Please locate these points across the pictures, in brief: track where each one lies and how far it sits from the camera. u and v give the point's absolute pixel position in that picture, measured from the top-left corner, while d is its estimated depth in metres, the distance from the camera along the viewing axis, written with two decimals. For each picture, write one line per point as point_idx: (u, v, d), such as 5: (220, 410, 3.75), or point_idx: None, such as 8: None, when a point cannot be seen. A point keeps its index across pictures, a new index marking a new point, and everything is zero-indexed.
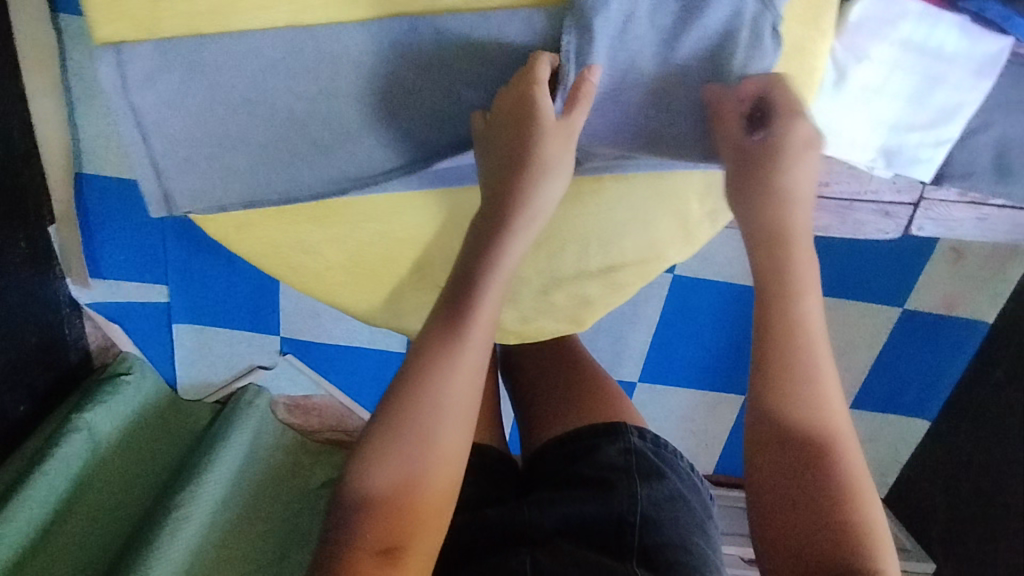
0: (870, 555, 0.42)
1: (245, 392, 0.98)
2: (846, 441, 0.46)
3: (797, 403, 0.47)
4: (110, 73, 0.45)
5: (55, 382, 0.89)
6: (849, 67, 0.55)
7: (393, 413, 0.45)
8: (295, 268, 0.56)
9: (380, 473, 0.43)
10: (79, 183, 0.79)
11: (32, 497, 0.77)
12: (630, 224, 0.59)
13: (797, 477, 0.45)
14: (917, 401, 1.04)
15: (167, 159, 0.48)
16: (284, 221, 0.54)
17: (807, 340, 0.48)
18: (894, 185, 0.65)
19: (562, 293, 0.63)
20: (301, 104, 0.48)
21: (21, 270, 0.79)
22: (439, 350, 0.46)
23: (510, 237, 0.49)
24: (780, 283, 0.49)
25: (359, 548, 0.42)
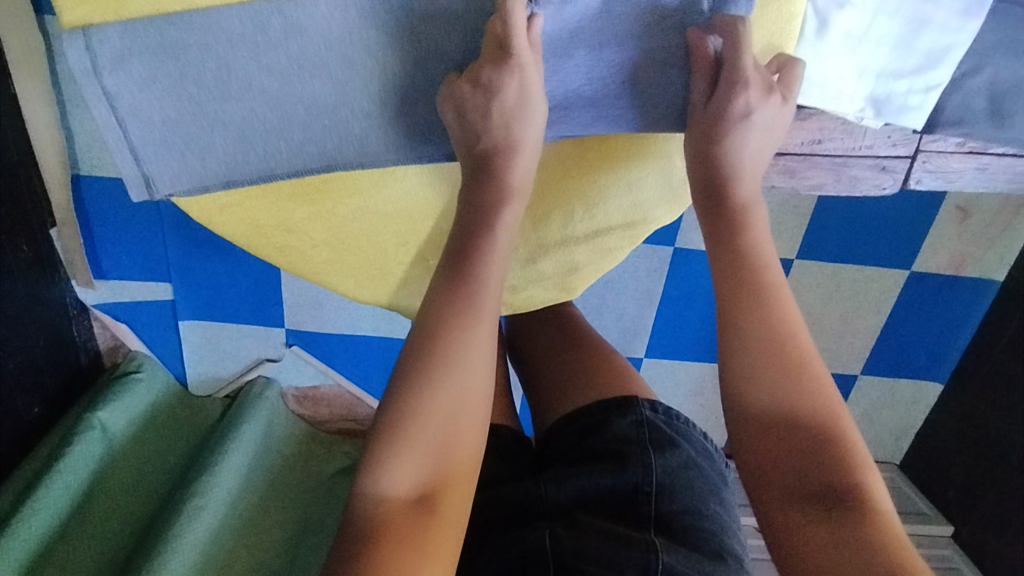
0: (850, 471, 0.43)
1: (255, 384, 0.99)
2: (821, 375, 0.46)
3: (761, 333, 0.47)
4: (80, 56, 0.45)
5: (66, 383, 0.90)
6: (831, 14, 0.54)
7: (410, 379, 0.44)
8: (280, 249, 0.56)
9: (404, 441, 0.42)
10: (78, 185, 0.80)
11: (49, 494, 0.78)
12: (612, 188, 0.60)
13: (775, 402, 0.45)
14: (928, 364, 1.03)
15: (145, 143, 0.49)
16: (267, 201, 0.54)
17: (774, 289, 0.49)
18: (889, 138, 0.63)
19: (550, 260, 0.62)
20: (272, 79, 0.48)
21: (25, 273, 0.79)
22: (436, 325, 0.46)
23: (508, 202, 0.50)
24: (738, 254, 0.50)
25: (393, 495, 0.41)
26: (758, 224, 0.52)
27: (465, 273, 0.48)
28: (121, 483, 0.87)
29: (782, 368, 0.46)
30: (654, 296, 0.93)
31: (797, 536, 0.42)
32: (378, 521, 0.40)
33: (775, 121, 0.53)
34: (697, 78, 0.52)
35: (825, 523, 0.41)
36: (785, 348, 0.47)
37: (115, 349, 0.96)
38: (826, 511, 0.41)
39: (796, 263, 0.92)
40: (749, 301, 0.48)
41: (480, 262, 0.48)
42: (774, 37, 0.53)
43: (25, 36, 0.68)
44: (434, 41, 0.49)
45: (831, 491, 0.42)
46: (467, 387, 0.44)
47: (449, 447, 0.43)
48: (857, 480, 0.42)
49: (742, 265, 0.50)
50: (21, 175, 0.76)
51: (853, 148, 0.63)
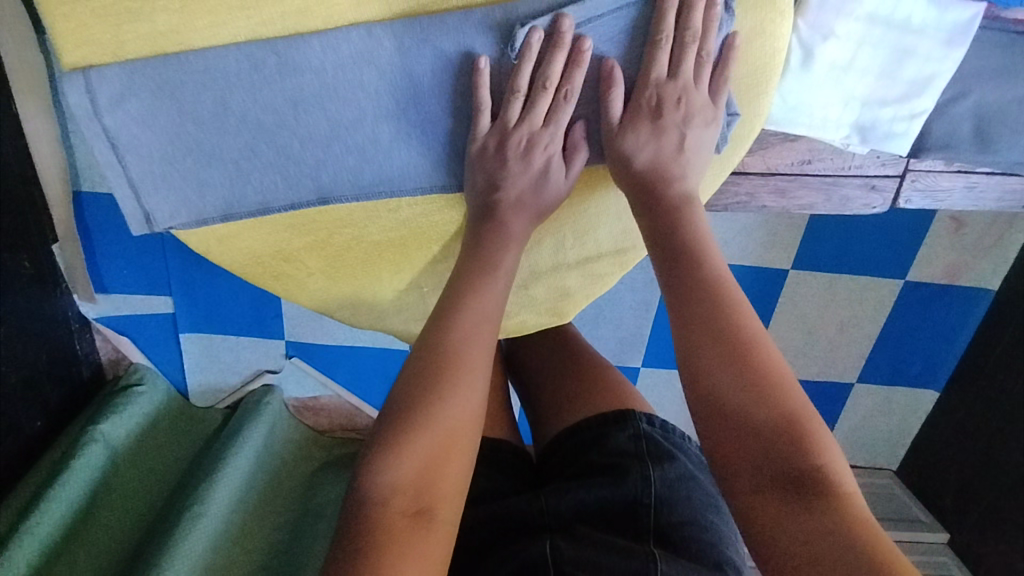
0: (812, 453, 0.42)
1: (254, 394, 1.00)
2: (771, 355, 0.45)
3: (709, 328, 0.46)
4: (81, 97, 0.46)
5: (69, 397, 0.91)
6: (815, 46, 0.55)
7: (410, 391, 0.46)
8: (279, 277, 0.58)
9: (415, 443, 0.44)
10: (79, 201, 0.82)
11: (53, 506, 0.79)
12: (603, 215, 0.61)
13: (738, 392, 0.44)
14: (924, 372, 1.03)
15: (144, 178, 0.50)
16: (263, 232, 0.55)
17: (719, 280, 0.49)
18: (878, 159, 0.63)
19: (541, 286, 0.63)
20: (268, 116, 0.49)
21: (28, 289, 0.80)
22: (441, 335, 0.49)
23: (509, 246, 0.54)
24: (681, 249, 0.51)
25: (392, 506, 0.42)
26: (694, 215, 0.53)
27: (456, 305, 0.51)
28: (124, 491, 0.88)
29: (733, 354, 0.45)
30: (651, 307, 0.94)
31: (766, 526, 0.41)
32: (378, 530, 0.41)
33: (704, 141, 0.55)
34: (648, 113, 0.53)
35: (793, 512, 0.41)
36: (743, 340, 0.46)
37: (117, 362, 0.96)
38: (793, 498, 0.41)
39: (792, 273, 0.93)
40: (693, 294, 0.48)
41: (478, 289, 0.52)
42: (758, 70, 0.55)
43: (26, 55, 0.66)
44: (427, 73, 0.50)
45: (797, 480, 0.41)
46: (462, 406, 0.46)
47: (447, 458, 0.44)
48: (820, 462, 0.42)
49: (680, 265, 0.50)
50: (22, 194, 0.78)
51: (843, 168, 0.63)
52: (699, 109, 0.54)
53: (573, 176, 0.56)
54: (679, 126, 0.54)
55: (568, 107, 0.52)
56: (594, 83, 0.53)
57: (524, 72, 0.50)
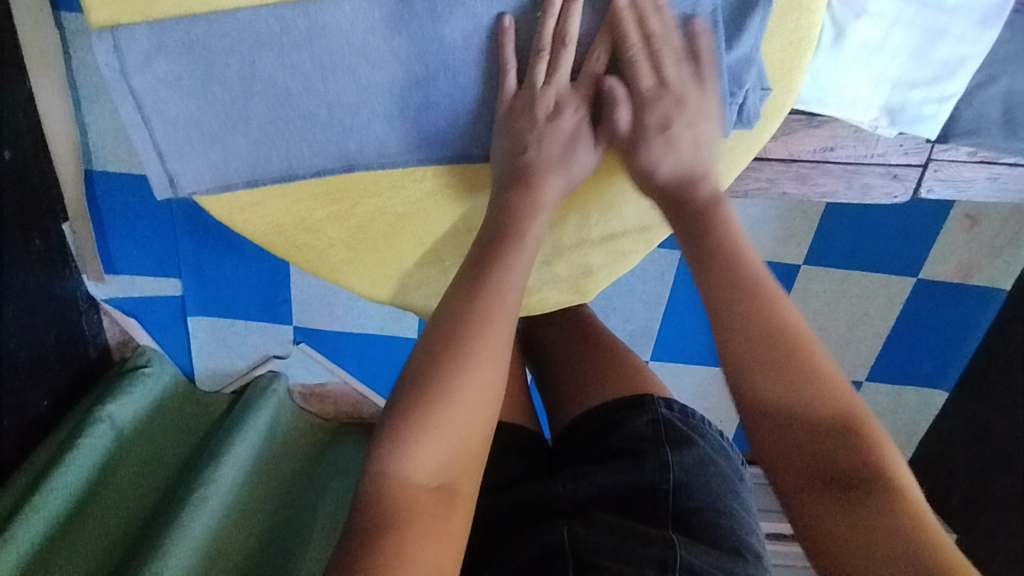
0: (864, 451, 0.44)
1: (261, 378, 1.00)
2: (817, 354, 0.47)
3: (754, 329, 0.48)
4: (107, 55, 0.45)
5: (76, 377, 0.91)
6: (848, 24, 0.54)
7: (437, 368, 0.46)
8: (300, 248, 0.58)
9: (444, 420, 0.45)
10: (90, 180, 0.82)
11: (59, 486, 0.79)
12: (629, 192, 0.60)
13: (783, 392, 0.46)
14: (933, 371, 1.03)
15: (169, 142, 0.49)
16: (286, 199, 0.55)
17: (760, 276, 0.50)
18: (901, 146, 0.63)
19: (564, 263, 0.63)
20: (296, 80, 0.49)
21: (38, 267, 0.81)
22: (464, 310, 0.49)
23: (536, 213, 0.53)
24: (723, 243, 0.52)
25: (414, 480, 0.43)
26: (729, 213, 0.54)
27: (484, 278, 0.50)
28: (129, 472, 0.88)
29: (780, 356, 0.47)
30: (662, 299, 0.93)
31: (822, 522, 0.43)
32: (401, 505, 0.42)
33: (711, 136, 0.54)
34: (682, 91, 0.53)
35: (849, 509, 0.42)
36: (784, 339, 0.47)
37: (124, 344, 0.96)
38: (847, 493, 0.43)
39: (803, 268, 0.92)
40: (737, 291, 0.49)
41: (506, 260, 0.51)
42: (795, 51, 0.54)
43: (43, 34, 0.70)
44: (452, 43, 0.50)
45: (845, 473, 0.44)
46: (487, 377, 0.47)
47: (466, 440, 0.45)
48: (872, 458, 0.44)
49: (721, 260, 0.51)
50: (33, 167, 0.77)
51: (865, 156, 0.63)
52: (692, 106, 0.53)
53: (601, 145, 0.55)
54: (721, 108, 0.54)
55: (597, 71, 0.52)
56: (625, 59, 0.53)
57: (548, 28, 0.49)
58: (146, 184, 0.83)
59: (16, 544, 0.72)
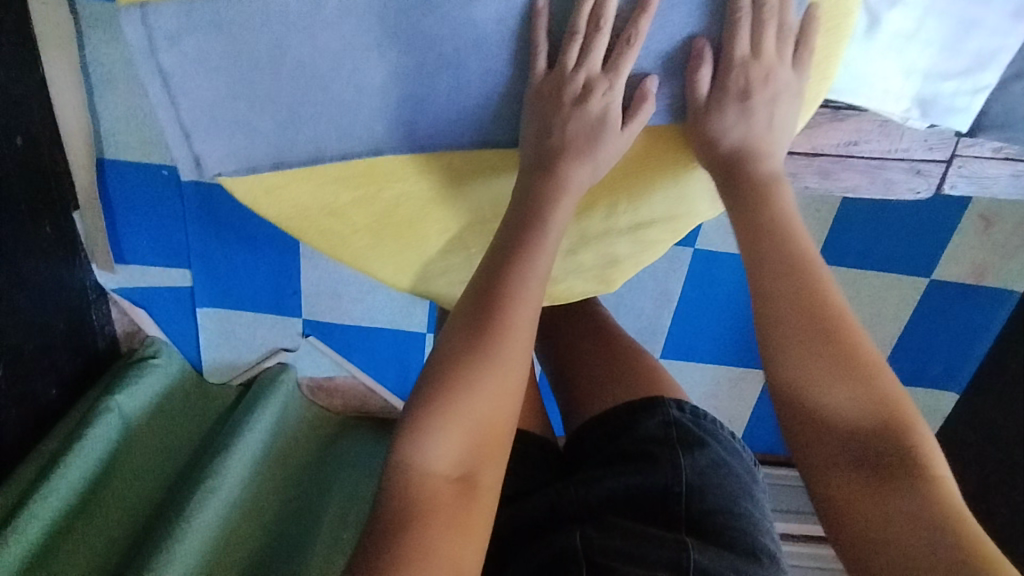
0: (902, 437, 0.45)
1: (269, 370, 0.99)
2: (863, 339, 0.48)
3: (799, 310, 0.49)
4: (136, 33, 0.46)
5: (84, 367, 0.90)
6: (882, 13, 0.54)
7: (460, 351, 0.46)
8: (325, 233, 0.59)
9: (464, 408, 0.45)
10: (102, 168, 0.81)
11: (67, 475, 0.78)
12: (658, 181, 0.60)
13: (826, 376, 0.47)
14: (944, 372, 1.02)
15: (195, 122, 0.50)
16: (310, 182, 0.55)
17: (810, 259, 0.52)
18: (926, 142, 0.63)
19: (590, 252, 0.64)
20: (324, 60, 0.48)
21: (49, 256, 0.80)
22: (491, 297, 0.49)
23: (560, 200, 0.53)
24: (774, 227, 0.53)
25: (434, 471, 0.43)
26: (782, 195, 0.55)
27: (504, 270, 0.50)
28: (136, 464, 0.87)
29: (825, 337, 0.48)
30: (673, 296, 0.93)
31: (852, 503, 0.44)
32: (420, 499, 0.42)
33: (787, 119, 0.55)
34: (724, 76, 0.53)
35: (882, 493, 0.44)
36: (833, 324, 0.49)
37: (132, 335, 0.96)
38: (881, 478, 0.44)
39: None
40: (781, 273, 0.51)
41: (530, 250, 0.51)
42: (833, 38, 0.54)
43: (57, 16, 0.69)
44: (478, 27, 0.49)
45: (879, 460, 0.44)
46: (510, 366, 0.47)
47: (485, 428, 0.45)
48: (910, 445, 0.45)
49: (769, 241, 0.52)
50: (44, 156, 0.77)
51: (889, 150, 0.64)
52: (779, 81, 0.53)
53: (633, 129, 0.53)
54: (773, 101, 0.54)
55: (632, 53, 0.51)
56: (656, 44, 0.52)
57: (581, 13, 0.49)
58: (160, 175, 0.82)
59: (22, 533, 0.72)
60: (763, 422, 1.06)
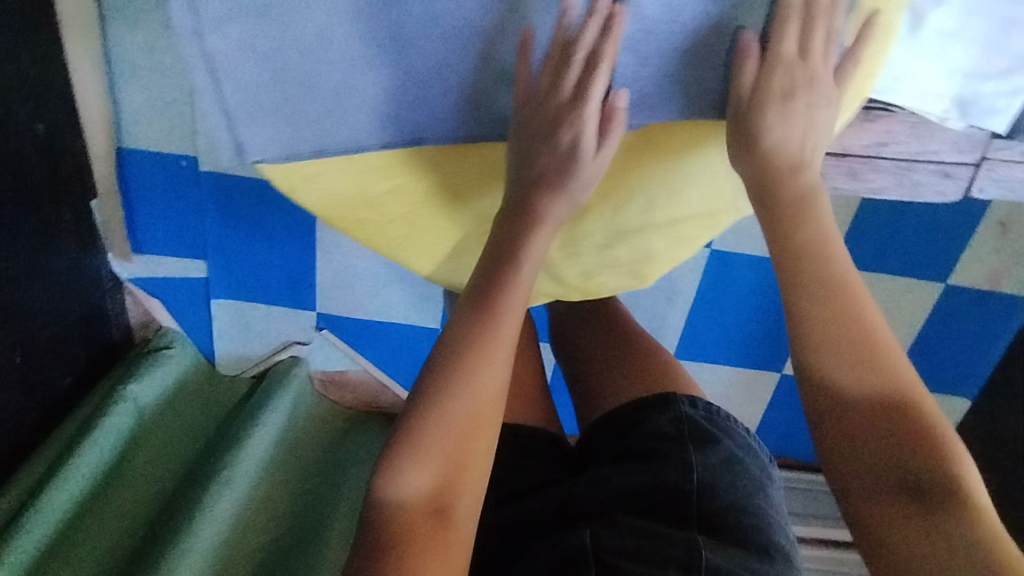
0: (944, 468, 0.47)
1: (282, 364, 0.99)
2: (903, 369, 0.50)
3: (843, 340, 0.51)
4: (185, 18, 0.48)
5: (98, 355, 0.90)
6: (925, 11, 0.54)
7: (442, 383, 0.49)
8: (364, 222, 0.59)
9: (438, 440, 0.47)
10: (120, 158, 0.81)
11: (83, 463, 0.78)
12: (697, 174, 0.60)
13: (869, 405, 0.49)
14: (958, 379, 1.02)
15: (238, 107, 0.51)
16: (350, 170, 0.55)
17: (848, 283, 0.53)
18: (957, 144, 0.64)
19: (625, 246, 0.63)
20: (366, 46, 0.50)
21: (67, 244, 0.80)
22: (479, 328, 0.50)
23: (534, 232, 0.54)
24: (807, 248, 0.53)
25: (411, 501, 0.46)
26: (820, 213, 0.55)
27: (492, 299, 0.52)
28: (151, 453, 0.87)
29: (869, 365, 0.50)
30: (689, 297, 0.93)
31: (887, 531, 0.47)
32: (400, 529, 0.45)
33: (824, 125, 0.54)
34: (746, 87, 0.52)
35: (921, 523, 0.46)
36: (878, 353, 0.51)
37: (146, 325, 0.96)
38: (922, 508, 0.46)
39: None
40: (825, 299, 0.52)
41: (512, 275, 0.53)
42: (877, 35, 0.53)
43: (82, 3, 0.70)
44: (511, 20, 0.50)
45: (920, 490, 0.46)
46: (486, 395, 0.49)
47: (462, 458, 0.48)
48: (951, 476, 0.46)
49: (810, 263, 0.53)
50: (66, 143, 0.77)
51: (919, 152, 0.64)
52: (817, 89, 0.53)
53: (605, 153, 0.54)
54: (810, 107, 0.53)
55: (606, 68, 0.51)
56: (632, 53, 0.52)
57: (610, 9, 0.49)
58: (178, 165, 0.82)
59: (42, 518, 0.72)
60: (774, 425, 1.06)
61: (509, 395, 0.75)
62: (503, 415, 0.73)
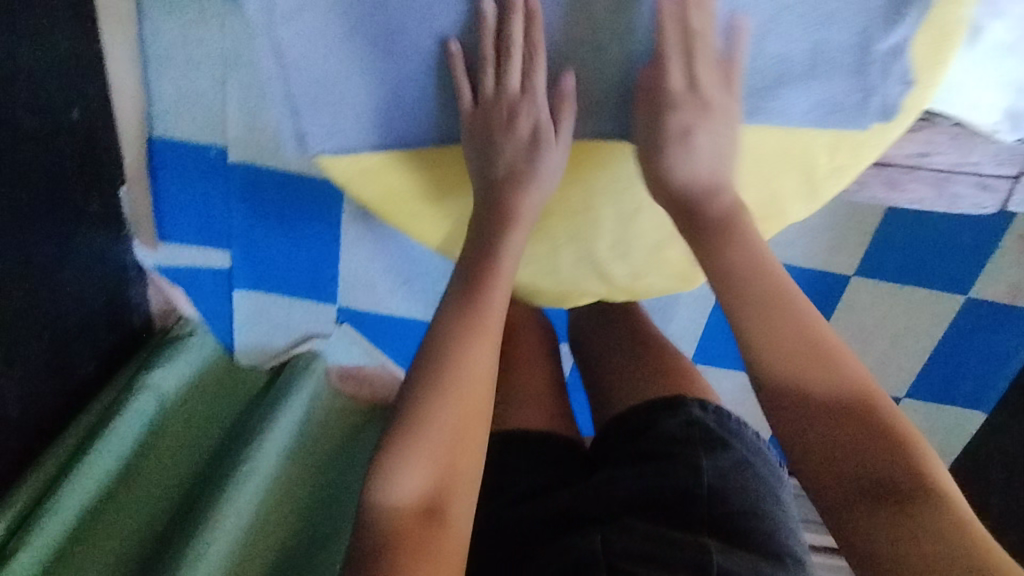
0: (910, 464, 0.50)
1: (301, 358, 0.99)
2: (846, 363, 0.54)
3: (799, 347, 0.54)
4: (262, 8, 0.54)
5: (121, 343, 0.91)
6: (985, 25, 0.56)
7: (430, 387, 0.52)
8: (416, 219, 0.67)
9: (421, 449, 0.50)
10: (151, 146, 0.81)
11: (105, 450, 0.79)
12: (752, 180, 0.63)
13: (825, 404, 0.52)
14: (973, 392, 1.02)
15: (304, 99, 0.58)
16: (409, 169, 0.63)
17: (788, 291, 0.56)
18: (996, 156, 0.64)
19: (673, 249, 0.68)
20: (425, 43, 0.56)
21: (95, 231, 0.80)
22: (462, 335, 0.54)
23: (511, 232, 0.59)
24: (749, 266, 0.57)
25: (404, 504, 0.49)
26: (746, 229, 0.58)
27: (475, 308, 0.56)
28: (172, 442, 0.88)
29: (825, 365, 0.53)
30: (709, 301, 0.93)
31: (857, 529, 0.49)
32: (393, 531, 0.48)
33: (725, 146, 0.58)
34: (644, 113, 0.57)
35: (891, 516, 0.48)
36: (828, 352, 0.54)
37: (167, 313, 0.96)
38: (889, 501, 0.48)
39: (853, 279, 0.93)
40: (772, 311, 0.55)
41: (491, 283, 0.57)
42: (935, 45, 0.56)
43: None
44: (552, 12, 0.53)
45: (891, 486, 0.49)
46: (467, 400, 0.52)
47: (453, 460, 0.51)
48: (919, 474, 0.49)
49: (745, 275, 0.56)
50: (98, 130, 0.77)
51: (958, 163, 0.65)
52: (711, 112, 0.57)
53: (563, 141, 0.59)
54: (700, 124, 0.57)
55: (539, 60, 0.56)
56: None
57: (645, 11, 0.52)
58: (208, 156, 0.82)
59: (65, 507, 0.73)
60: None
61: (525, 396, 0.74)
62: (512, 418, 0.72)
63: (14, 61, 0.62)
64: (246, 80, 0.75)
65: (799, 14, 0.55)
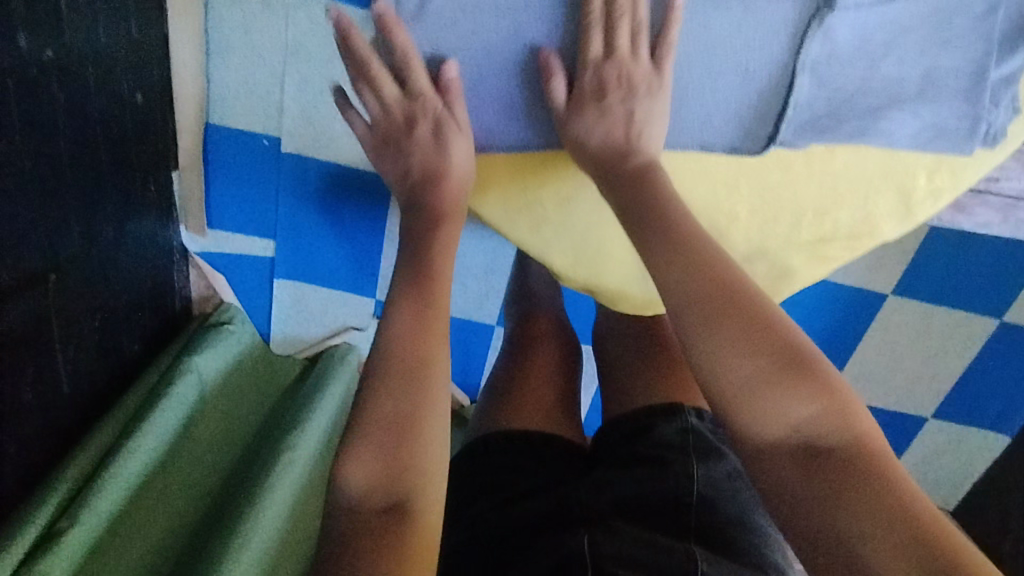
0: (853, 434, 0.44)
1: (337, 349, 1.05)
2: (782, 321, 0.48)
3: (714, 304, 0.48)
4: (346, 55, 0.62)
5: (162, 326, 0.95)
6: None
7: (382, 380, 0.49)
8: (520, 216, 0.69)
9: (366, 443, 0.47)
10: (207, 131, 0.85)
11: (157, 427, 0.82)
12: (849, 196, 0.69)
13: (756, 365, 0.46)
14: (998, 417, 1.02)
15: None
16: (523, 168, 0.68)
17: (693, 236, 0.52)
18: None
19: (765, 263, 0.72)
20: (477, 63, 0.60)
21: (149, 212, 0.85)
22: (413, 323, 0.52)
23: (443, 222, 0.61)
24: (673, 229, 0.52)
25: (363, 505, 0.45)
26: (660, 179, 0.57)
27: (430, 293, 0.55)
28: (211, 427, 0.92)
29: (752, 324, 0.47)
30: None
31: (780, 499, 0.45)
32: (354, 533, 0.44)
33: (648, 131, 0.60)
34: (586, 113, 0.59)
35: (820, 474, 0.43)
36: (757, 308, 0.48)
37: (207, 299, 1.02)
38: (831, 472, 0.43)
39: (889, 298, 0.93)
40: (699, 268, 0.49)
41: (438, 271, 0.57)
42: None
43: None
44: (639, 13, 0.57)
45: (831, 453, 0.44)
46: (416, 389, 0.49)
47: (408, 452, 0.47)
48: (859, 443, 0.44)
49: (658, 221, 0.53)
50: (156, 116, 0.81)
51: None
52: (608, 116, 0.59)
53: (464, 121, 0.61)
54: (624, 101, 0.59)
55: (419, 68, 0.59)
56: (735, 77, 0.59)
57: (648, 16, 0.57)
58: (258, 146, 0.86)
59: (124, 473, 0.76)
60: None
61: (535, 398, 0.72)
62: (515, 416, 0.70)
63: (97, 42, 0.66)
64: (306, 71, 0.79)
65: (919, 36, 0.59)
